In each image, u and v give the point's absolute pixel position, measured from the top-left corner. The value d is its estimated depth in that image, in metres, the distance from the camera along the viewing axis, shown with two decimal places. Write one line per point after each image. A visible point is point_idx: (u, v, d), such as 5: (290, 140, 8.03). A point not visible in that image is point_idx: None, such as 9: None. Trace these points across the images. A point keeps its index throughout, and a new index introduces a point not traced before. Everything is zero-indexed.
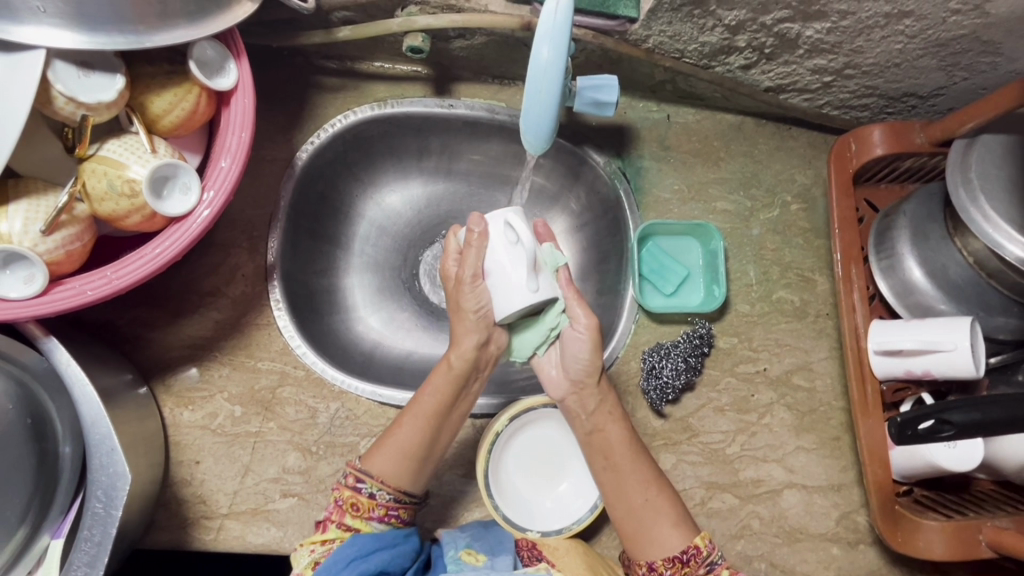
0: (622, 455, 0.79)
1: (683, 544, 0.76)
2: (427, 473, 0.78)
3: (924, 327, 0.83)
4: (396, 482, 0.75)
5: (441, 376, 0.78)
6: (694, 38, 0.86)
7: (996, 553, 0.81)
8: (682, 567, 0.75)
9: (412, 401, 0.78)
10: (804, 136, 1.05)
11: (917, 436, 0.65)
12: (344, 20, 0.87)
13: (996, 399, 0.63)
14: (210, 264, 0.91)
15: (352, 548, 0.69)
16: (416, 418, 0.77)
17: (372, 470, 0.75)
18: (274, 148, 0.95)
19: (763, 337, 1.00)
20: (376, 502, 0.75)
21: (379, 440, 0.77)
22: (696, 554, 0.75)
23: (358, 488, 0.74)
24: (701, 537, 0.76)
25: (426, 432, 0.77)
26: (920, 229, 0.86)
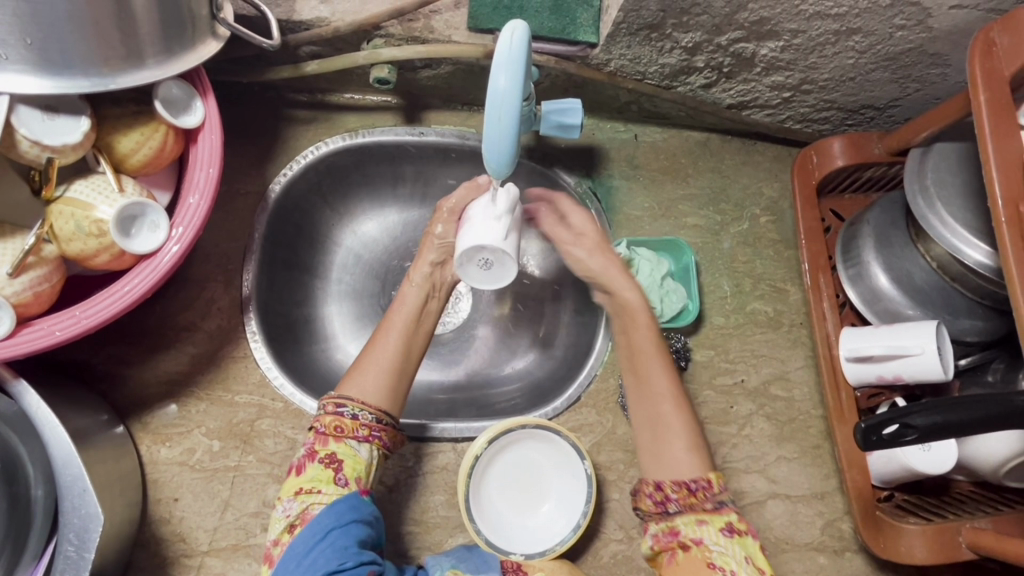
0: (647, 357, 0.78)
1: (696, 473, 0.71)
2: (404, 392, 0.78)
3: (893, 333, 0.84)
4: (377, 400, 0.74)
5: (410, 291, 0.83)
6: (655, 60, 0.88)
7: (977, 556, 0.81)
8: (689, 496, 0.70)
9: (386, 319, 0.82)
10: (769, 150, 1.08)
11: (883, 442, 0.65)
12: (311, 54, 0.89)
13: (961, 402, 0.63)
14: (186, 298, 0.91)
15: (327, 518, 0.65)
16: (393, 330, 0.80)
17: (351, 395, 0.74)
18: (247, 182, 0.96)
19: (739, 348, 1.01)
20: (359, 422, 0.72)
21: (354, 367, 0.77)
22: (707, 487, 0.70)
23: (340, 412, 0.72)
24: (715, 473, 0.71)
25: (401, 347, 0.79)
26: (884, 236, 0.88)
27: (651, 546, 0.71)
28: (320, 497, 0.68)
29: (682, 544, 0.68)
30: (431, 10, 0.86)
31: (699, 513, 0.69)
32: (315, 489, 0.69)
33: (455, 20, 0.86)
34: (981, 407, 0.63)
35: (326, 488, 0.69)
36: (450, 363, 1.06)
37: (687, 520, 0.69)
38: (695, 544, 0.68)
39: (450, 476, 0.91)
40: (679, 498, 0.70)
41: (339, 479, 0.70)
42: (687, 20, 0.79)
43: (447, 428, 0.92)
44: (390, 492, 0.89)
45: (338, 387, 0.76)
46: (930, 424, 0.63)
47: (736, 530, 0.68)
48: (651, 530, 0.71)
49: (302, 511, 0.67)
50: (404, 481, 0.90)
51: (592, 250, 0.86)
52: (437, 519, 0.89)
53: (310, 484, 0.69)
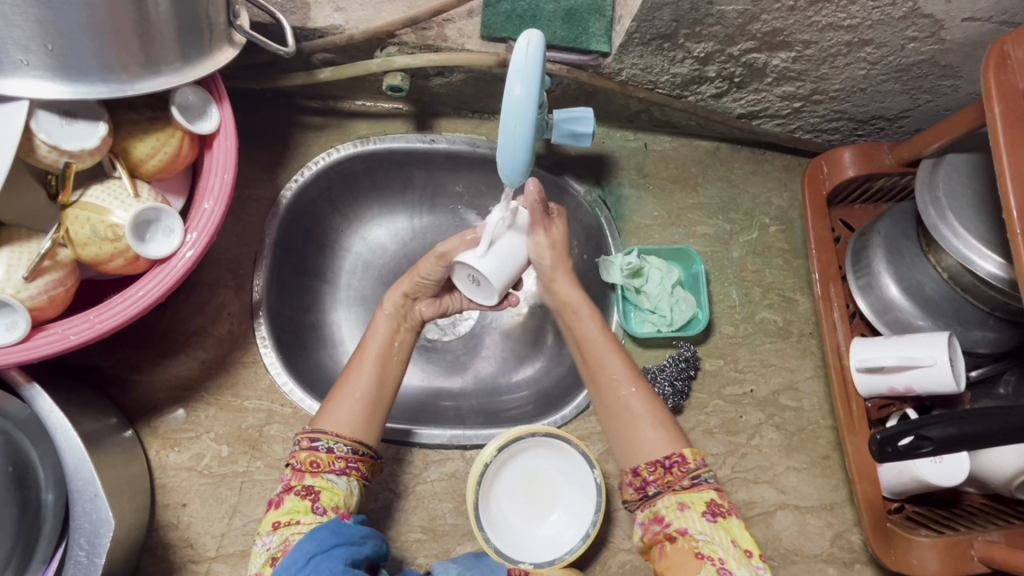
0: (596, 349, 0.83)
1: (669, 449, 0.74)
2: (380, 420, 0.78)
3: (904, 344, 0.84)
4: (350, 432, 0.75)
5: (380, 326, 0.85)
6: (666, 69, 0.88)
7: (989, 569, 0.81)
8: (665, 475, 0.73)
9: (357, 352, 0.83)
10: (778, 160, 1.08)
11: (898, 453, 0.65)
12: (325, 61, 0.89)
13: (974, 414, 0.63)
14: (196, 303, 0.91)
15: (309, 543, 0.64)
16: (363, 364, 0.81)
17: (326, 428, 0.75)
18: (259, 187, 0.96)
19: (748, 358, 1.00)
20: (335, 455, 0.73)
21: (327, 401, 0.78)
22: (682, 463, 0.73)
23: (315, 447, 0.73)
24: (691, 449, 0.74)
25: (372, 381, 0.79)
26: (895, 247, 0.88)
27: (641, 534, 0.74)
28: (298, 527, 0.68)
29: (668, 535, 0.70)
30: (445, 19, 0.86)
31: (676, 488, 0.72)
32: (294, 519, 0.68)
33: (468, 28, 0.87)
34: (996, 418, 0.63)
35: (304, 518, 0.69)
36: (457, 370, 1.06)
37: (668, 500, 0.72)
38: (680, 534, 0.69)
39: (459, 484, 0.91)
40: (656, 480, 0.73)
41: (319, 509, 0.70)
42: (699, 31, 0.79)
43: (455, 435, 0.92)
44: (398, 499, 0.89)
45: (312, 421, 0.76)
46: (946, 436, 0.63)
47: (717, 512, 0.71)
48: (639, 519, 0.74)
49: (279, 538, 0.67)
50: (412, 488, 0.90)
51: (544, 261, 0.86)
52: (445, 527, 0.89)
53: (288, 513, 0.69)
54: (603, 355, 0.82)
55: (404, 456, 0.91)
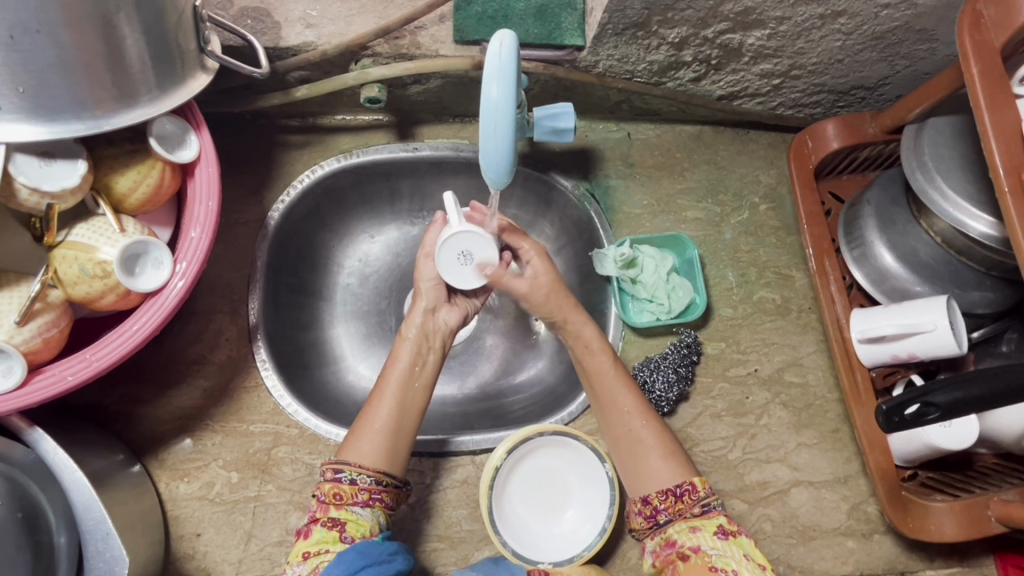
0: (607, 382, 0.82)
1: (678, 478, 0.76)
2: (405, 449, 0.78)
3: (902, 311, 0.84)
4: (374, 462, 0.74)
5: (405, 350, 0.82)
6: (642, 58, 0.88)
7: (1006, 528, 0.81)
8: (676, 503, 0.74)
9: (381, 378, 0.81)
10: (763, 138, 1.08)
11: (905, 422, 0.64)
12: (301, 78, 0.89)
13: (976, 376, 0.62)
14: (193, 332, 0.91)
15: (338, 567, 0.65)
16: (388, 391, 0.79)
17: (350, 459, 0.75)
18: (246, 210, 0.96)
19: (749, 338, 1.00)
20: (358, 487, 0.73)
21: (352, 430, 0.78)
22: (692, 491, 0.75)
23: (339, 479, 0.73)
24: (700, 477, 0.76)
25: (397, 405, 0.78)
26: (886, 215, 0.88)
27: (653, 562, 0.75)
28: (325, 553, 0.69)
29: (682, 555, 0.72)
30: (417, 26, 0.86)
31: (687, 515, 0.74)
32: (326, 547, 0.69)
33: (441, 33, 0.86)
34: (997, 378, 0.62)
35: (333, 547, 0.69)
36: (459, 375, 1.06)
37: (679, 526, 0.74)
38: (693, 552, 0.71)
39: (471, 489, 0.91)
40: (667, 508, 0.75)
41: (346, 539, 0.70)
42: (672, 17, 0.79)
43: (466, 441, 0.92)
44: (412, 509, 0.89)
45: (338, 451, 0.76)
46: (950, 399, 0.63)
47: (728, 531, 0.72)
48: (649, 547, 0.75)
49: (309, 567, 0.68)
50: (425, 498, 0.90)
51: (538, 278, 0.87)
52: (461, 533, 0.89)
53: (317, 542, 0.69)
54: (614, 387, 0.82)
55: (414, 467, 0.91)
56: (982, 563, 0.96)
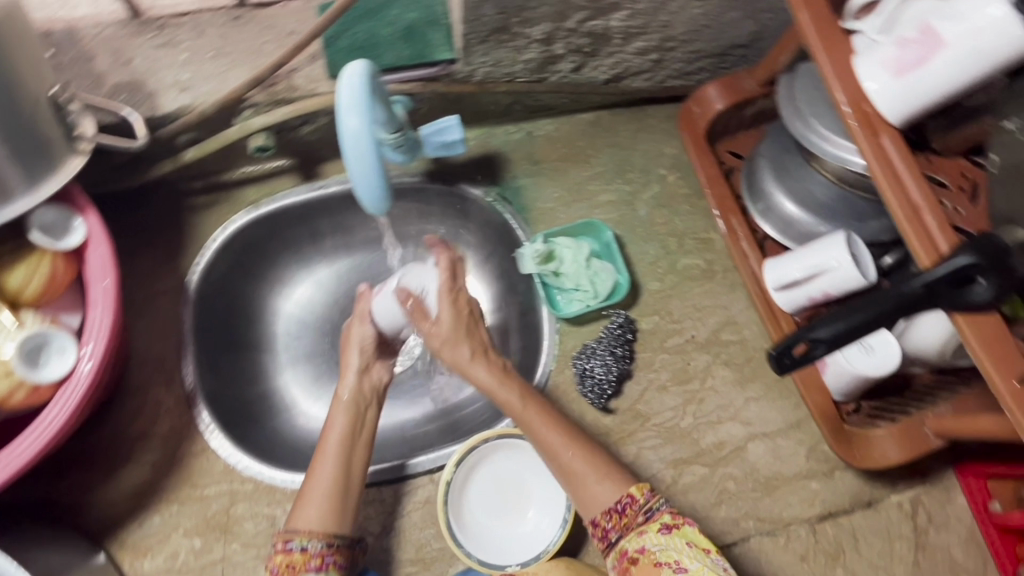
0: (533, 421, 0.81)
1: (619, 495, 0.77)
2: (352, 508, 0.79)
3: (808, 253, 0.85)
4: (323, 526, 0.75)
5: (341, 410, 0.83)
6: (516, 59, 0.90)
7: (946, 440, 0.82)
8: (621, 519, 0.75)
9: (321, 441, 0.81)
10: (659, 111, 1.10)
11: (797, 364, 0.65)
12: (189, 141, 0.90)
13: (855, 306, 0.61)
14: (131, 409, 0.91)
15: None
16: (330, 452, 0.80)
17: (299, 527, 0.75)
18: (165, 279, 0.97)
19: (681, 306, 1.02)
20: (310, 554, 0.74)
21: (299, 498, 0.78)
22: (632, 502, 0.75)
23: (289, 549, 0.74)
24: (636, 485, 0.76)
25: (342, 465, 0.79)
26: (779, 165, 0.91)
27: None
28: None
29: (631, 560, 0.71)
30: (289, 70, 0.86)
31: (633, 525, 0.74)
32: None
33: (315, 72, 0.87)
34: (877, 303, 0.60)
35: None
36: (413, 401, 1.07)
37: (627, 537, 0.73)
38: (640, 553, 0.70)
39: (435, 508, 0.91)
40: (614, 525, 0.75)
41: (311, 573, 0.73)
42: (529, 16, 0.81)
43: (422, 462, 0.92)
44: (380, 539, 0.90)
45: (287, 521, 0.77)
46: (835, 333, 0.62)
47: (671, 526, 0.72)
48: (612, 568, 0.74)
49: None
50: (391, 525, 0.90)
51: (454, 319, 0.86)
52: (433, 553, 0.89)
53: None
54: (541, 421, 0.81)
55: (376, 497, 0.91)
56: (942, 478, 0.99)
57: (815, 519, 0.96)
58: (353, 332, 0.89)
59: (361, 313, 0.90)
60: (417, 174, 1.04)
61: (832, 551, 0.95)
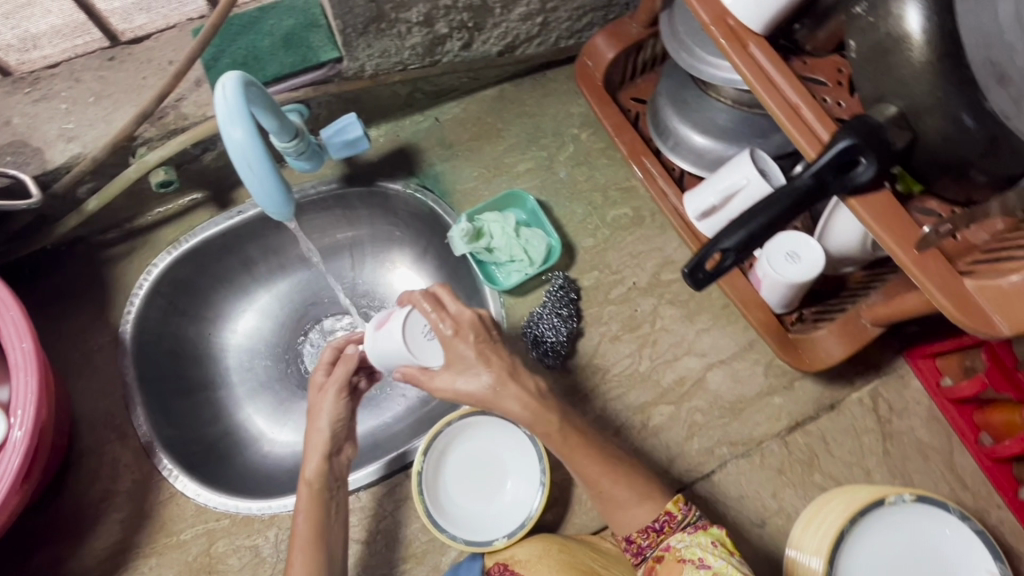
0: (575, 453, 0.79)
1: (655, 513, 0.79)
2: None
3: (720, 178, 0.87)
4: None
5: (305, 501, 0.80)
6: (402, 46, 0.90)
7: (884, 328, 0.85)
8: (657, 536, 0.78)
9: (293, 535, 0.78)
10: (560, 74, 1.11)
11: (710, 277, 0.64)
12: (90, 192, 0.88)
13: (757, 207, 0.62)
14: (90, 472, 0.89)
15: None
16: (304, 545, 0.77)
17: None
18: (97, 336, 0.95)
19: (618, 256, 1.04)
20: None
21: None
22: (671, 519, 0.78)
23: None
24: (674, 501, 0.79)
25: (319, 555, 0.77)
26: (679, 100, 0.93)
27: None
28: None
29: (658, 558, 0.75)
30: (175, 99, 0.85)
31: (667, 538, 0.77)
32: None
33: (203, 97, 0.86)
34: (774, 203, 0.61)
35: None
36: (380, 406, 1.08)
37: (659, 546, 0.77)
38: (666, 551, 0.75)
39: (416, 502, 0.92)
40: (650, 542, 0.78)
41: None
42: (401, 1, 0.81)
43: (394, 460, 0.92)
44: (367, 545, 0.89)
45: None
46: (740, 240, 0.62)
47: (701, 527, 0.76)
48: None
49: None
50: (376, 528, 0.90)
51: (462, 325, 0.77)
52: (422, 547, 0.89)
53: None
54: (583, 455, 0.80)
55: (356, 504, 0.91)
56: (895, 366, 1.03)
57: (784, 431, 0.99)
58: (321, 409, 0.81)
59: (341, 381, 0.82)
60: (334, 180, 1.04)
61: (806, 458, 0.98)
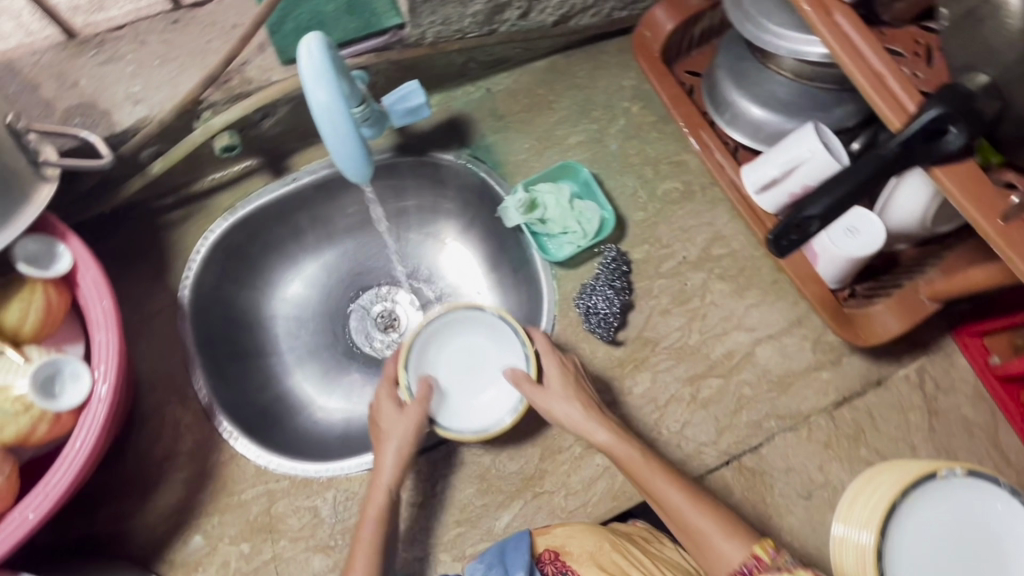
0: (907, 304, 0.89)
1: (743, 557, 0.75)
2: None
3: (782, 149, 0.87)
4: None
5: (376, 507, 0.83)
6: (463, 13, 0.90)
7: (940, 303, 0.87)
8: None
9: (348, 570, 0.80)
10: (611, 45, 1.11)
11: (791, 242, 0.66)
12: (153, 154, 0.89)
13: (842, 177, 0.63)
14: (151, 432, 0.91)
15: None
16: (360, 557, 0.80)
17: None
18: (155, 300, 0.96)
19: (668, 230, 1.04)
20: None
21: None
22: (760, 564, 0.73)
23: None
24: (761, 546, 0.74)
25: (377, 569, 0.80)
26: (739, 71, 0.93)
27: None
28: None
29: None
30: (240, 63, 0.86)
31: None
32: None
33: (267, 61, 0.86)
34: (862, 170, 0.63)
35: None
36: None
37: None
38: None
39: (471, 467, 0.93)
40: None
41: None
42: None
43: None
44: (423, 508, 0.92)
45: None
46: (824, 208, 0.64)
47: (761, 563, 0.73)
48: None
49: None
50: (432, 493, 0.92)
51: (562, 397, 0.87)
52: (477, 511, 0.91)
53: None
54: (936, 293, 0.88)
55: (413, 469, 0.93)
56: (942, 344, 1.03)
57: (830, 406, 1.00)
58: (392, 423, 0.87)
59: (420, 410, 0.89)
60: (385, 150, 1.04)
61: (853, 432, 0.99)
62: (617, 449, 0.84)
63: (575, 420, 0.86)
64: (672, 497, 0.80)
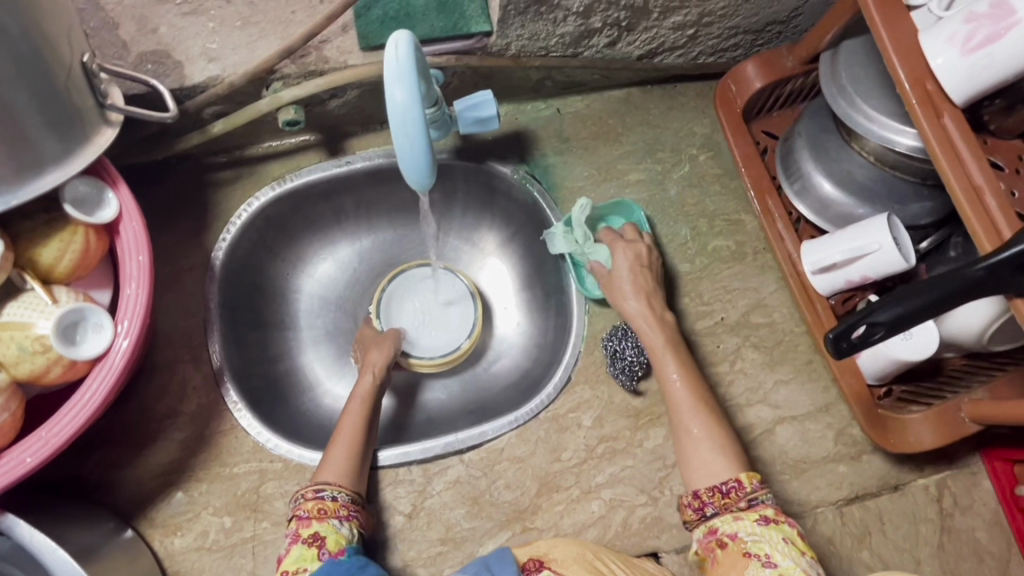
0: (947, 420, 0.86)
1: (726, 476, 0.81)
2: (365, 473, 0.86)
3: (850, 235, 0.84)
4: (348, 481, 0.82)
5: (366, 385, 0.92)
6: (552, 32, 0.88)
7: (983, 426, 0.84)
8: (723, 497, 0.79)
9: (336, 432, 0.87)
10: (691, 89, 1.08)
11: (853, 345, 0.66)
12: (216, 113, 0.88)
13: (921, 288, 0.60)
14: (159, 386, 0.90)
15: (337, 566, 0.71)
16: (349, 419, 0.88)
17: (329, 479, 0.82)
18: (187, 255, 0.95)
19: (711, 289, 1.01)
20: (339, 502, 0.80)
21: (325, 456, 0.85)
22: (739, 487, 0.79)
23: (321, 496, 0.80)
24: (747, 474, 0.80)
25: (360, 433, 0.87)
26: (819, 144, 0.89)
27: (697, 549, 0.80)
28: (780, 549, 0.74)
29: (720, 542, 0.76)
30: (320, 40, 0.85)
31: (734, 510, 0.78)
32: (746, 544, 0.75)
33: (347, 43, 0.85)
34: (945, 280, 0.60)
35: (311, 564, 0.74)
36: (442, 382, 1.08)
37: (727, 520, 0.78)
38: (732, 538, 0.76)
39: (465, 488, 0.92)
40: (714, 502, 0.79)
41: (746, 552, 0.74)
42: None
43: (449, 442, 0.93)
44: (410, 519, 0.90)
45: (315, 476, 0.83)
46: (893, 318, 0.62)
47: (769, 518, 0.77)
48: (697, 536, 0.80)
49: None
50: (421, 505, 0.91)
51: (629, 277, 0.93)
52: (462, 533, 0.89)
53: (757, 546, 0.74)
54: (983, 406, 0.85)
55: (406, 478, 0.92)
56: (968, 462, 0.99)
57: (841, 501, 0.96)
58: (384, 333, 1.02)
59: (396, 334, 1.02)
60: (444, 151, 1.02)
61: (859, 533, 0.95)
62: (647, 332, 0.91)
63: (627, 303, 0.92)
64: (680, 393, 0.87)
